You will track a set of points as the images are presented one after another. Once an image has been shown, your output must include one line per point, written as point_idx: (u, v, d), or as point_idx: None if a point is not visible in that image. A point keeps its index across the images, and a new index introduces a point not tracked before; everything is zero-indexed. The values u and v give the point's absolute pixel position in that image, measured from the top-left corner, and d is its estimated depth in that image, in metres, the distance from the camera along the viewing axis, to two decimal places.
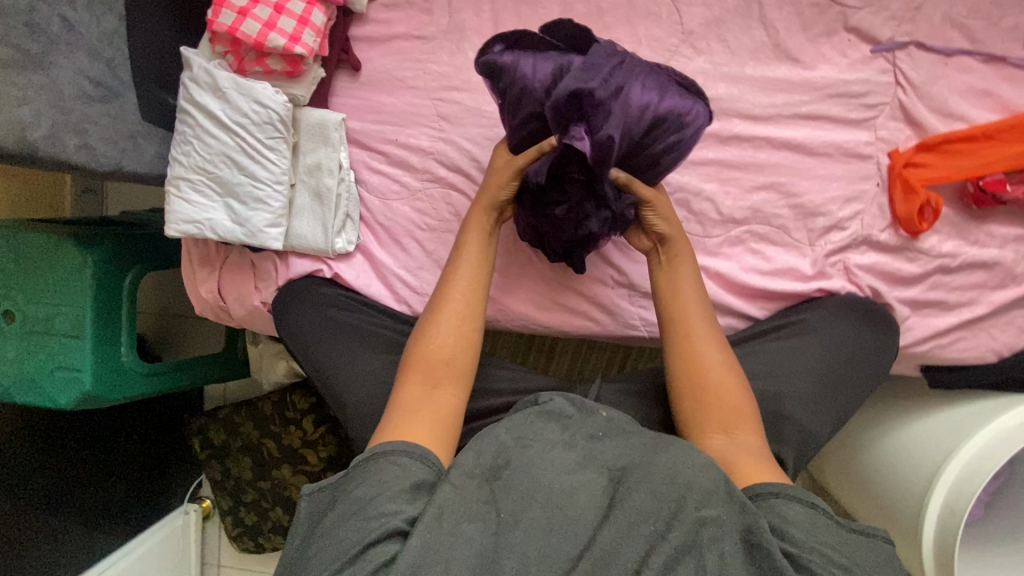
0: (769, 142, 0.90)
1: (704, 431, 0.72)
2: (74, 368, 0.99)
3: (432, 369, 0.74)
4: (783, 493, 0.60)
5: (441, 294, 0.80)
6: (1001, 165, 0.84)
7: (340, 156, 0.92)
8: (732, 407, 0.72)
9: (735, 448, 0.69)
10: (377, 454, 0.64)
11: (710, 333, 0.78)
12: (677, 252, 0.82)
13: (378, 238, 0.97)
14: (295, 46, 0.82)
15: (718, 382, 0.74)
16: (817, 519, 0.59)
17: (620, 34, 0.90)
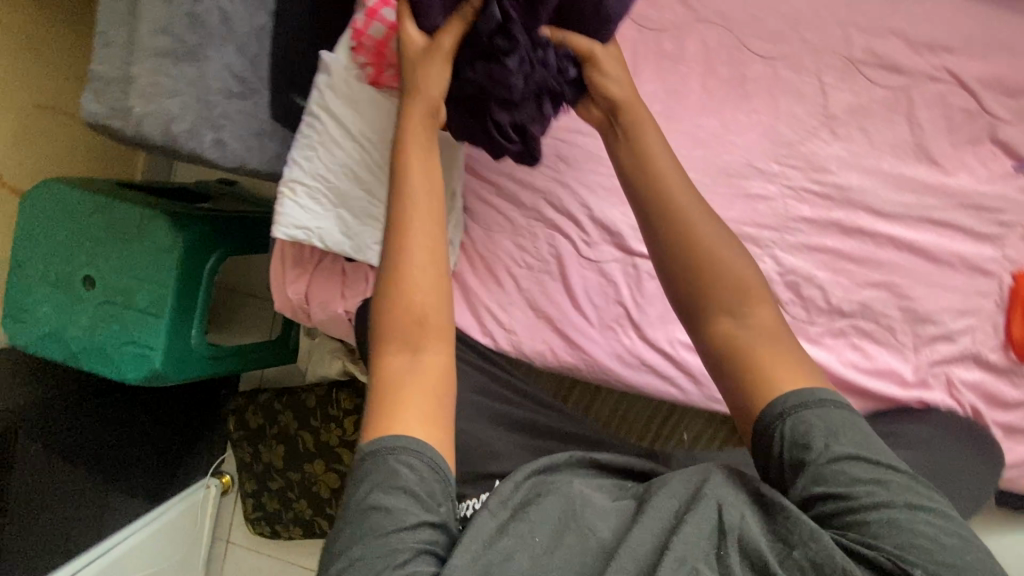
0: (892, 241, 0.88)
1: (704, 322, 0.55)
2: (147, 345, 0.98)
3: (409, 327, 0.55)
4: (810, 403, 0.49)
5: (403, 231, 0.58)
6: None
7: (453, 183, 0.91)
8: (734, 275, 0.55)
9: (750, 329, 0.53)
10: (382, 448, 0.50)
11: (700, 198, 0.58)
12: (636, 120, 0.64)
13: (474, 267, 0.95)
14: None
15: (724, 245, 0.56)
16: (846, 422, 0.49)
17: (760, 105, 0.88)
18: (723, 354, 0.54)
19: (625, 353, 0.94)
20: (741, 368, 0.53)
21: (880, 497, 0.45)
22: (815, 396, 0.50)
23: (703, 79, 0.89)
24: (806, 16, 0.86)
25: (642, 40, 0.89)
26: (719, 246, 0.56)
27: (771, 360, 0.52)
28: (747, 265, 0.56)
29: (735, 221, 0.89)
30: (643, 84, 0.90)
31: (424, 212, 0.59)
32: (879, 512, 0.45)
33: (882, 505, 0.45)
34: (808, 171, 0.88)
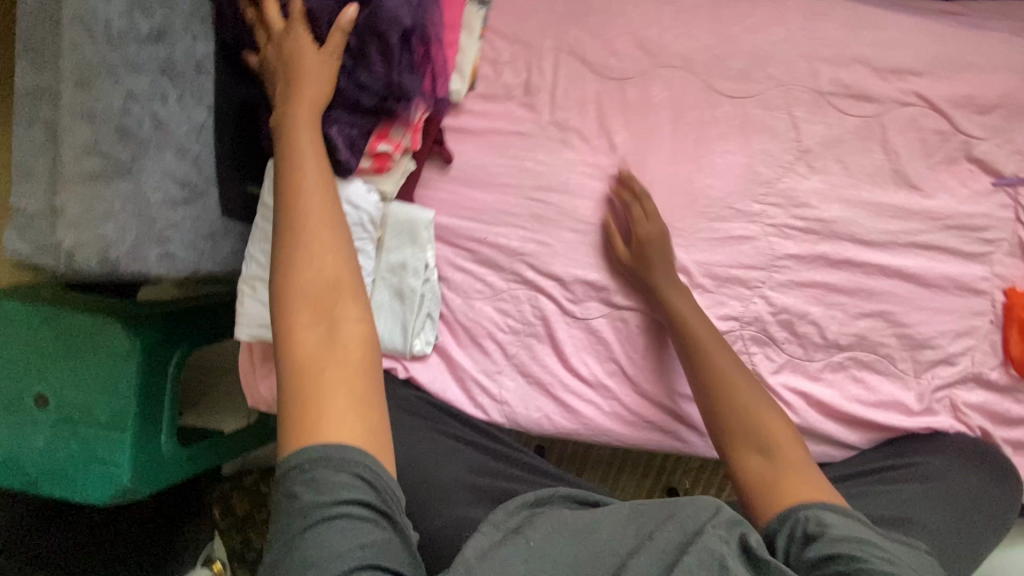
0: (881, 270, 0.86)
1: (739, 459, 0.69)
2: (112, 462, 0.90)
3: (318, 293, 0.54)
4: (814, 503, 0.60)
5: (295, 238, 0.56)
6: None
7: (426, 257, 0.85)
8: (767, 428, 0.70)
9: (769, 469, 0.67)
10: (323, 457, 0.48)
11: (732, 356, 0.77)
12: (670, 304, 0.82)
13: (457, 338, 0.90)
14: (380, 141, 0.76)
15: (760, 419, 0.71)
16: (842, 519, 0.58)
17: (733, 146, 0.86)
18: (757, 488, 0.66)
19: (624, 412, 0.90)
20: (760, 485, 0.66)
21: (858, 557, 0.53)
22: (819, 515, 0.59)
23: (672, 124, 0.86)
24: (769, 52, 0.84)
25: (605, 90, 0.86)
26: (751, 397, 0.73)
27: (783, 484, 0.64)
28: (794, 441, 0.68)
29: (722, 265, 0.88)
30: (613, 134, 0.87)
31: (317, 189, 0.59)
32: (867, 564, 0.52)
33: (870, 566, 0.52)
34: (789, 207, 0.86)
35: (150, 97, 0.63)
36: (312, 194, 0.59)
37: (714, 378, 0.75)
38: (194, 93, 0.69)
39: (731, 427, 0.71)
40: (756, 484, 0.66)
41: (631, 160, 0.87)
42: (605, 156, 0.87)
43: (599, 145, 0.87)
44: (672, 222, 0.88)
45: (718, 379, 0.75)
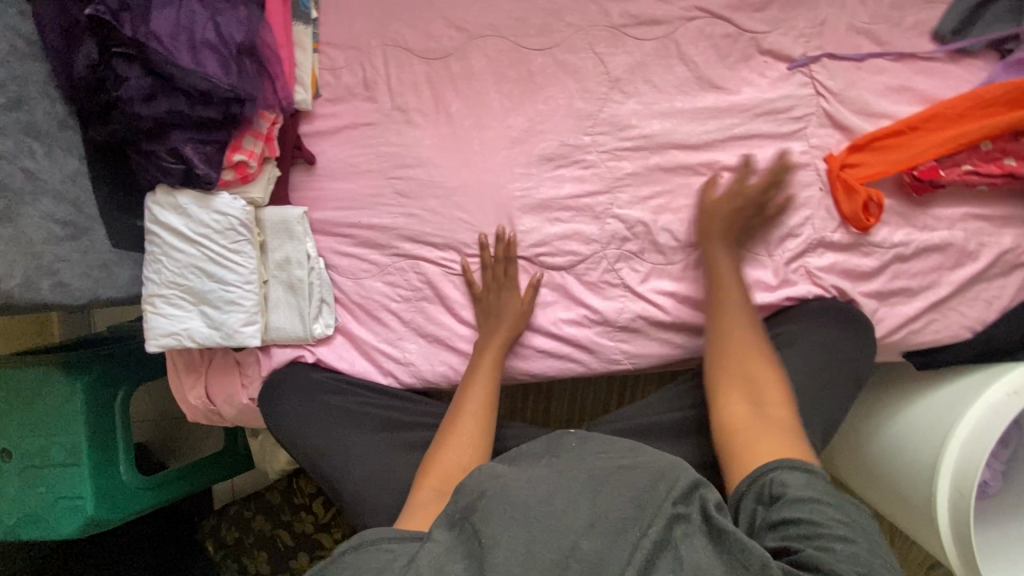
0: (711, 167, 0.94)
1: (726, 401, 0.76)
2: (77, 495, 1.00)
3: (446, 476, 0.76)
4: (782, 465, 0.65)
5: (455, 420, 0.84)
6: (926, 154, 0.88)
7: (307, 248, 0.95)
8: (762, 377, 0.76)
9: (727, 410, 0.75)
10: (366, 540, 0.62)
11: (753, 328, 0.82)
12: (715, 246, 0.90)
13: (356, 316, 0.99)
14: (235, 152, 0.86)
15: (754, 372, 0.77)
16: (806, 479, 0.63)
17: (553, 91, 0.96)
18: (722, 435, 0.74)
19: (519, 349, 0.98)
20: (715, 428, 0.76)
21: (818, 522, 0.58)
22: (774, 464, 0.65)
23: (497, 84, 0.97)
24: (562, 4, 0.95)
25: (433, 71, 0.97)
26: (746, 353, 0.79)
27: (756, 443, 0.69)
28: (784, 406, 0.73)
29: (573, 197, 0.97)
30: (448, 105, 0.97)
31: (468, 421, 0.84)
32: (830, 537, 0.57)
33: (829, 541, 0.57)
34: (616, 132, 0.96)
35: (17, 155, 0.77)
36: (464, 421, 0.84)
37: (725, 307, 0.84)
38: (62, 146, 0.81)
39: (729, 369, 0.78)
40: (728, 446, 0.72)
41: (469, 124, 0.98)
42: (447, 126, 0.98)
43: (439, 118, 0.98)
44: (518, 170, 0.98)
45: (716, 294, 0.86)
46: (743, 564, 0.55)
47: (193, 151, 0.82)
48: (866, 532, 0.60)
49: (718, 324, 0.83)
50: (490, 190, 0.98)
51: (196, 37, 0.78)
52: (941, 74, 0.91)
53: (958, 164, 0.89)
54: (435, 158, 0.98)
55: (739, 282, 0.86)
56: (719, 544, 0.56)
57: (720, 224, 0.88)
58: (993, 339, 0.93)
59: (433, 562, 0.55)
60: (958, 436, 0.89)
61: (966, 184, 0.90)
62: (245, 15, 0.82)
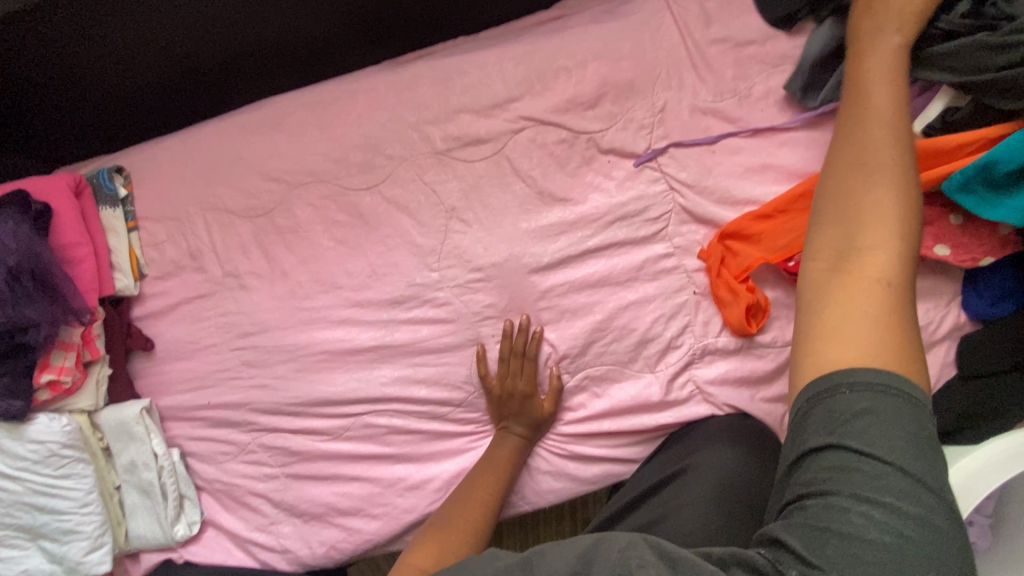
0: (571, 286, 0.84)
1: (818, 245, 0.57)
2: None
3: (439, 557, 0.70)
4: (857, 385, 0.47)
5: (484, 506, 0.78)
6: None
7: (152, 446, 0.87)
8: (874, 227, 0.55)
9: (828, 259, 0.55)
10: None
11: (904, 185, 0.57)
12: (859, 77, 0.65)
13: (223, 504, 0.91)
14: (42, 373, 0.79)
15: (874, 221, 0.55)
16: (866, 403, 0.46)
17: (388, 229, 0.87)
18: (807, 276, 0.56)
19: (400, 516, 0.88)
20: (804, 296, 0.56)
21: (830, 485, 0.45)
22: (853, 379, 0.48)
23: (329, 232, 0.89)
24: (381, 135, 0.87)
25: (258, 228, 0.90)
26: (878, 208, 0.56)
27: (826, 328, 0.52)
28: (882, 276, 0.52)
29: (431, 339, 0.87)
30: (282, 263, 0.89)
31: (479, 498, 0.78)
32: (851, 524, 0.43)
33: (835, 492, 0.44)
34: (462, 263, 0.86)
35: None
36: (477, 499, 0.78)
37: (862, 144, 0.60)
38: None
39: (838, 204, 0.58)
40: (802, 300, 0.55)
41: (308, 279, 0.89)
42: (285, 284, 0.90)
43: (276, 276, 0.90)
44: (367, 319, 0.88)
45: (847, 141, 0.61)
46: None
47: None
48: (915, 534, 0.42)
49: (851, 160, 0.60)
50: (340, 346, 0.88)
51: None
52: (808, 143, 0.79)
53: None
54: (277, 321, 0.90)
55: (896, 139, 0.60)
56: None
57: (880, 49, 0.65)
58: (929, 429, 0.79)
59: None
60: None
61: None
62: (11, 231, 0.75)
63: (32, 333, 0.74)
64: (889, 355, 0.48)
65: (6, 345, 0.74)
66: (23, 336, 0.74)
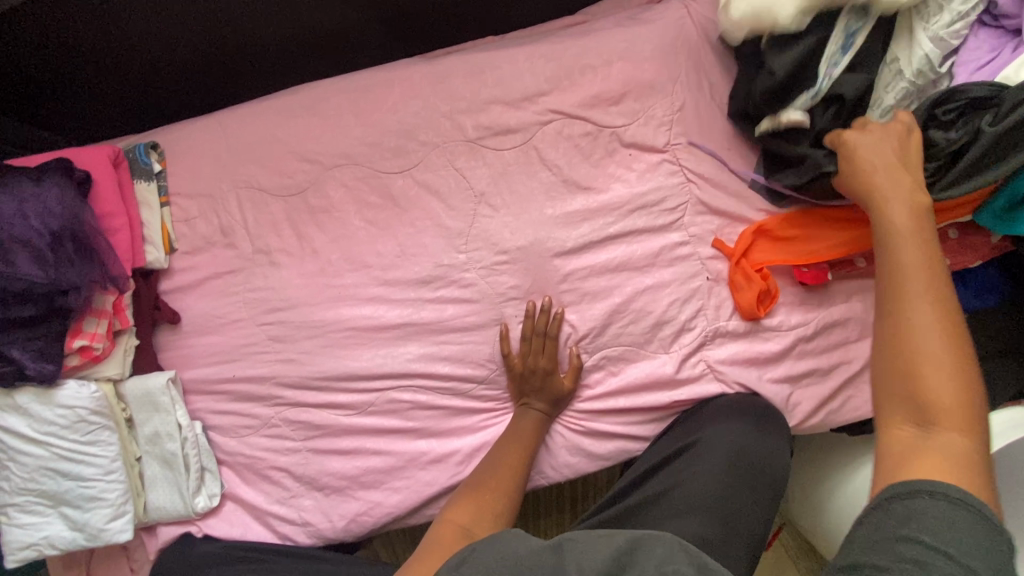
0: (592, 270, 0.89)
1: (888, 419, 0.59)
2: None
3: (480, 511, 0.74)
4: (928, 492, 0.51)
5: (516, 461, 0.82)
6: (823, 254, 0.83)
7: (177, 417, 0.88)
8: (943, 402, 0.56)
9: (894, 389, 0.60)
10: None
11: (950, 299, 0.62)
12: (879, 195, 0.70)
13: (244, 477, 0.92)
14: (75, 338, 0.79)
15: (939, 393, 0.57)
16: (944, 513, 0.49)
17: (419, 212, 0.91)
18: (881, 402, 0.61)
19: (421, 490, 0.90)
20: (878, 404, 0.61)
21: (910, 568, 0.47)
22: (934, 489, 0.51)
23: (360, 213, 0.92)
24: (414, 123, 0.91)
25: (291, 207, 0.92)
26: (932, 364, 0.58)
27: (903, 460, 0.55)
28: (959, 443, 0.54)
29: (456, 317, 0.91)
30: (313, 241, 0.92)
31: (514, 462, 0.82)
32: None
33: None
34: (489, 246, 0.90)
35: None
36: (513, 459, 0.82)
37: (903, 266, 0.64)
38: None
39: (888, 329, 0.63)
40: (878, 419, 0.60)
41: (337, 257, 0.92)
42: (315, 262, 0.92)
43: (306, 253, 0.93)
44: (394, 298, 0.92)
45: (890, 292, 0.64)
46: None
47: (20, 350, 0.76)
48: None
49: (900, 333, 0.61)
50: (368, 323, 0.91)
51: (5, 235, 0.74)
52: None
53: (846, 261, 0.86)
54: (306, 298, 0.92)
55: (934, 257, 0.64)
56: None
57: (889, 148, 0.71)
58: None
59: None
60: None
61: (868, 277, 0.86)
62: (55, 197, 0.76)
63: (76, 297, 0.76)
64: (967, 479, 0.52)
65: (48, 307, 0.76)
66: (66, 300, 0.76)
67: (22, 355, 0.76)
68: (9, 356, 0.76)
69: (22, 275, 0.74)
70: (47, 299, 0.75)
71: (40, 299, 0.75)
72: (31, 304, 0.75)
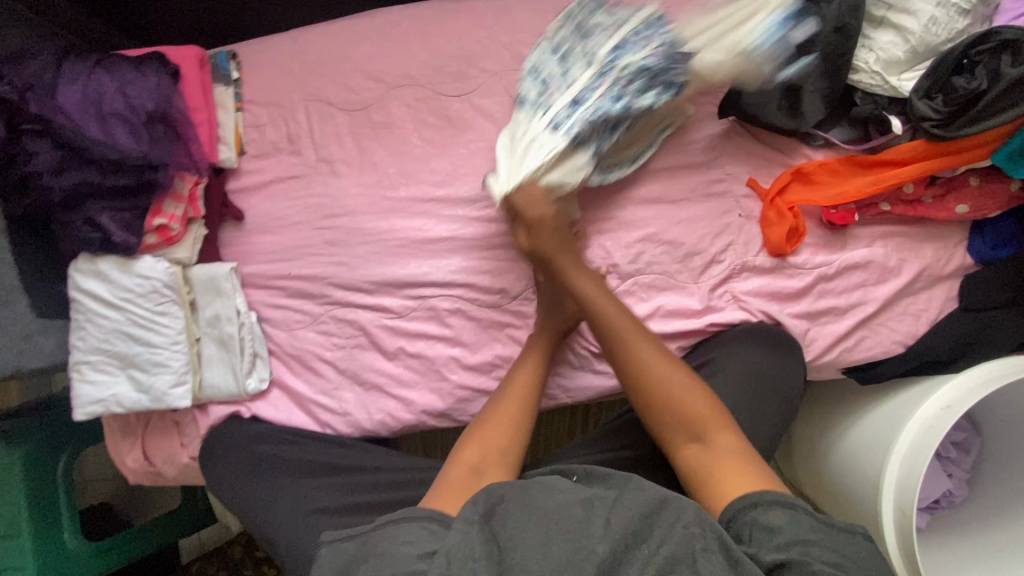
0: (631, 200, 0.95)
1: (681, 450, 0.77)
2: (17, 567, 0.99)
3: (503, 417, 0.81)
4: (761, 501, 0.65)
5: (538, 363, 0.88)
6: (850, 195, 0.88)
7: (236, 303, 0.96)
8: (696, 413, 0.76)
9: (714, 450, 0.74)
10: (397, 520, 0.64)
11: (686, 374, 0.80)
12: (617, 332, 0.83)
13: (292, 367, 0.99)
14: (155, 216, 0.87)
15: (680, 381, 0.79)
16: (787, 516, 0.63)
17: (473, 134, 0.98)
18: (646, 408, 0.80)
19: (454, 391, 0.97)
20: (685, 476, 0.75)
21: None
22: (766, 499, 0.65)
23: (418, 131, 0.99)
24: (476, 52, 0.98)
25: (354, 121, 0.99)
26: (683, 389, 0.78)
27: (722, 479, 0.70)
28: (715, 416, 0.76)
29: (500, 236, 0.97)
30: (372, 154, 0.99)
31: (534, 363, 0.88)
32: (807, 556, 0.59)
33: (809, 561, 0.59)
34: None
35: None
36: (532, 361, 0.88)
37: (645, 369, 0.81)
38: None
39: (654, 403, 0.79)
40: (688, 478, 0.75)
41: (393, 172, 0.99)
42: (372, 174, 0.99)
43: (364, 165, 0.99)
44: (444, 213, 0.98)
45: (638, 376, 0.81)
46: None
47: (106, 219, 0.83)
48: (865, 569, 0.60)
49: (632, 367, 0.81)
50: (417, 234, 0.98)
51: (104, 110, 0.80)
52: None
53: (876, 203, 0.90)
54: (362, 206, 0.99)
55: (667, 358, 0.81)
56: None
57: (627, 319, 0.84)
58: (928, 352, 0.93)
59: (454, 559, 0.58)
60: (896, 453, 0.90)
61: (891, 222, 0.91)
62: (153, 83, 0.83)
63: (163, 175, 0.83)
64: (758, 481, 0.69)
65: (137, 183, 0.83)
66: (153, 178, 0.83)
67: (108, 224, 0.83)
68: (97, 223, 0.83)
69: (118, 149, 0.80)
70: (137, 174, 0.82)
71: (131, 174, 0.82)
72: (122, 177, 0.82)
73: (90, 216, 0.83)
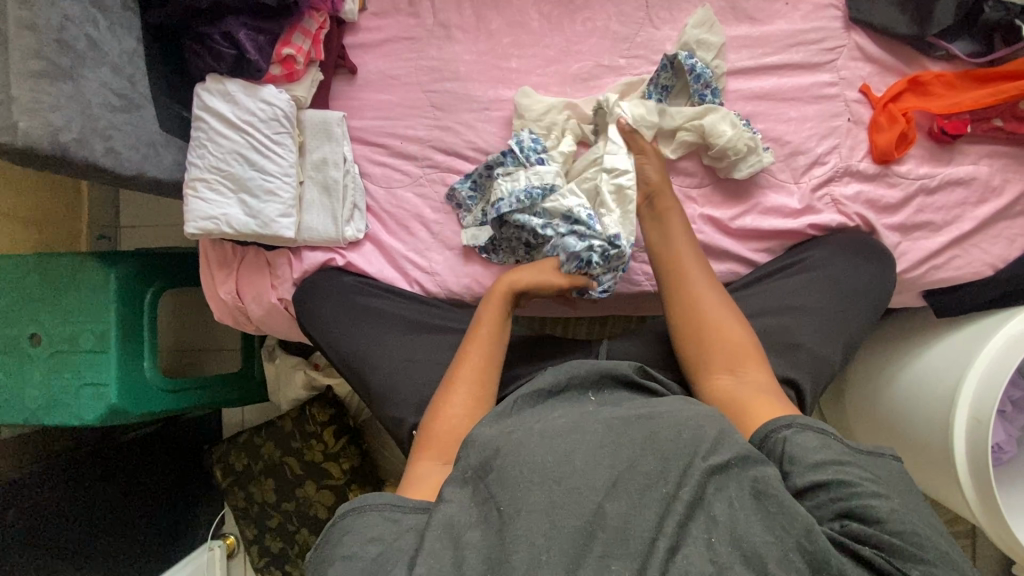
0: (742, 94, 0.96)
1: (712, 375, 0.75)
2: (100, 382, 1.02)
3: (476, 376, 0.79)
4: (795, 423, 0.64)
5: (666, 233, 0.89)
6: (965, 105, 0.89)
7: (343, 150, 0.98)
8: (738, 346, 0.76)
9: (745, 381, 0.73)
10: (366, 506, 0.64)
11: (732, 313, 0.80)
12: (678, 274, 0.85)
13: (386, 225, 1.02)
14: (285, 47, 0.90)
15: (724, 318, 0.80)
16: (819, 440, 0.62)
17: (592, 13, 1.00)
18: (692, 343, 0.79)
19: None
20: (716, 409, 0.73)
21: (885, 517, 0.57)
22: (785, 423, 0.65)
23: (538, 7, 1.01)
24: None
25: None
26: (720, 315, 0.80)
27: (755, 402, 0.69)
28: (737, 342, 0.77)
29: None
30: (489, 23, 1.01)
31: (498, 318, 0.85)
32: (862, 489, 0.58)
33: (857, 489, 0.58)
34: (650, 56, 0.98)
35: (83, 21, 0.79)
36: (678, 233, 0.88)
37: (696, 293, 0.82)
38: (122, 24, 0.85)
39: (698, 339, 0.79)
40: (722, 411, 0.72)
41: (508, 42, 1.01)
42: (487, 43, 1.01)
43: (480, 34, 1.02)
44: (553, 88, 0.99)
45: (688, 302, 0.82)
46: (785, 528, 0.56)
47: (241, 35, 0.86)
48: (891, 479, 0.61)
49: (692, 297, 0.82)
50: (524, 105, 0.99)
51: None
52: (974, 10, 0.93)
53: (988, 119, 0.93)
54: (473, 73, 1.00)
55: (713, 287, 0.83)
56: (761, 507, 0.57)
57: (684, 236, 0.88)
58: (1017, 277, 0.94)
59: (451, 531, 0.59)
60: (973, 368, 0.91)
61: (993, 141, 0.94)
62: None
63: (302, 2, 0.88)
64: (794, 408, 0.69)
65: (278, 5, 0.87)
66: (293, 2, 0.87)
67: (241, 40, 0.86)
68: (233, 39, 0.86)
69: None
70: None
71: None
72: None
73: (228, 30, 0.86)
